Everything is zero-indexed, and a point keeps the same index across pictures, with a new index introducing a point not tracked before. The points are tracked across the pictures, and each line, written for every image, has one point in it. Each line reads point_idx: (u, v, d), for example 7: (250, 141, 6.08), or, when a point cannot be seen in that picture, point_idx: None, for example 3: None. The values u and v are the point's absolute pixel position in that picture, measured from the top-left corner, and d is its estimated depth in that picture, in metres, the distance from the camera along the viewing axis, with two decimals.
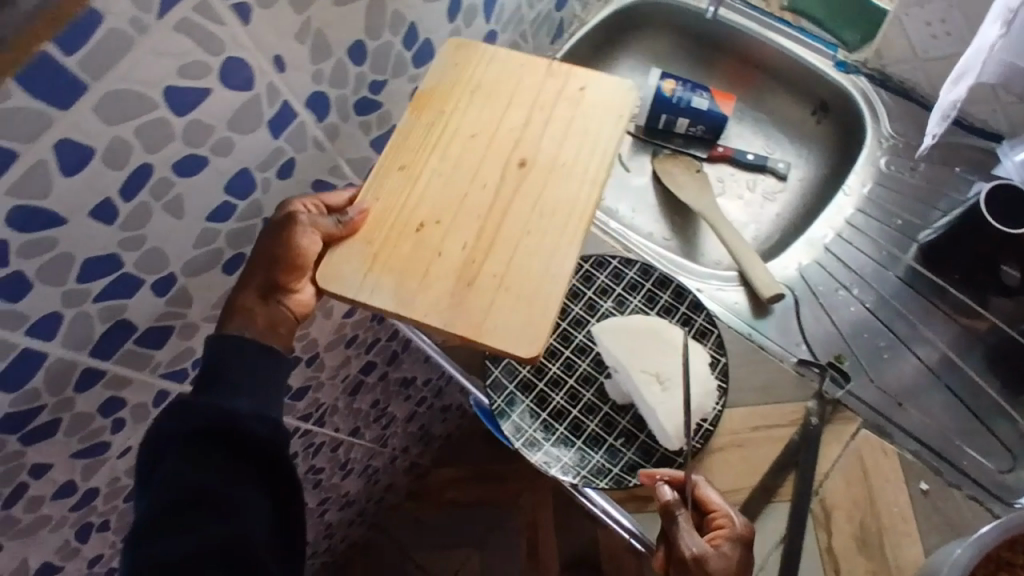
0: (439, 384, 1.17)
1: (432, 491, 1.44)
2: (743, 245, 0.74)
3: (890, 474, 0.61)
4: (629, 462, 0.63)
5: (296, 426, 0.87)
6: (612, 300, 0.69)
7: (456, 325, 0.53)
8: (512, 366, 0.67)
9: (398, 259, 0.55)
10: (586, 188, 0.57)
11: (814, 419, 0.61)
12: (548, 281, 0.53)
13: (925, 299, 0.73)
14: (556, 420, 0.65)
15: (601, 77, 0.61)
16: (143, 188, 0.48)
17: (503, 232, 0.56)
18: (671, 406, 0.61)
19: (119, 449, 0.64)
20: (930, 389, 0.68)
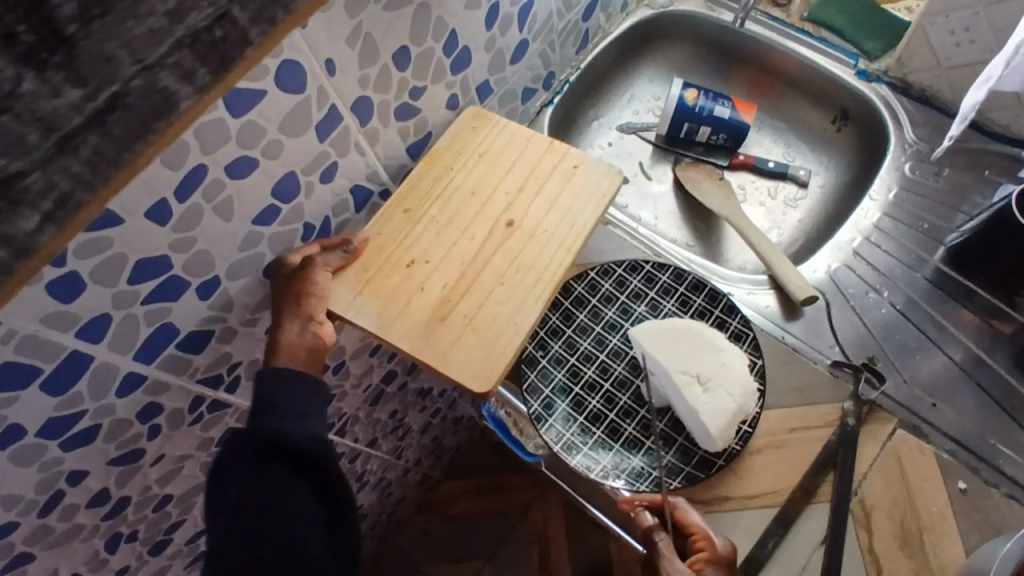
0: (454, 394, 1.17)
1: (441, 505, 1.42)
2: (771, 249, 0.75)
3: (927, 473, 0.62)
4: (669, 465, 0.63)
5: None
6: (645, 304, 0.70)
7: (421, 354, 0.56)
8: (548, 371, 0.67)
9: (384, 290, 0.58)
10: (562, 253, 0.59)
11: (850, 420, 0.63)
12: (509, 332, 0.56)
13: (954, 299, 0.74)
14: (594, 424, 0.66)
15: (598, 161, 0.64)
16: (196, 189, 0.49)
17: (482, 279, 0.59)
18: (713, 407, 0.61)
19: (152, 456, 0.63)
20: (962, 389, 0.69)
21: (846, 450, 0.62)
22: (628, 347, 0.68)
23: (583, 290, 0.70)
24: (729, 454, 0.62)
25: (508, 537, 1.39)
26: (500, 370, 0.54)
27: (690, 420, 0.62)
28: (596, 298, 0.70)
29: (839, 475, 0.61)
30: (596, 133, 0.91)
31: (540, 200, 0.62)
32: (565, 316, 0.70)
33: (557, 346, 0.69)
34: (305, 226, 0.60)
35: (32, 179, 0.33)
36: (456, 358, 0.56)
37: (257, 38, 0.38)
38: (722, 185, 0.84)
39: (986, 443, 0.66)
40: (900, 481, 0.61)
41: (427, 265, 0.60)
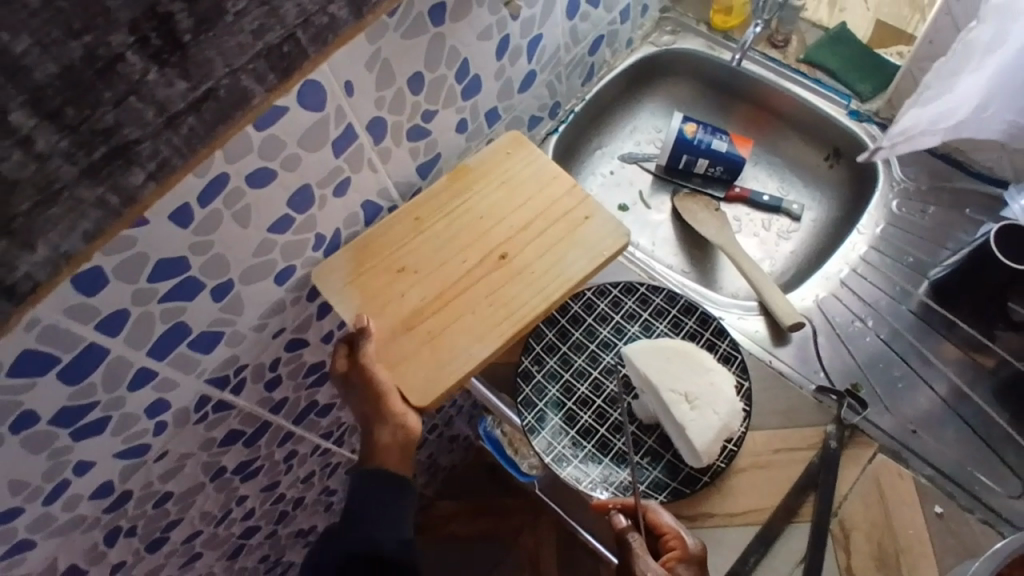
0: (450, 412, 1.19)
1: (433, 525, 1.43)
2: (761, 277, 0.78)
3: (906, 496, 0.64)
4: (656, 480, 0.66)
5: (317, 444, 0.88)
6: (638, 324, 0.72)
7: (379, 355, 0.62)
8: (542, 385, 0.70)
9: (371, 289, 0.64)
10: (536, 300, 0.63)
11: (833, 443, 0.65)
12: (459, 361, 0.61)
13: (937, 332, 0.77)
14: (585, 437, 0.68)
15: (610, 220, 0.65)
16: (218, 195, 0.53)
17: (458, 301, 0.63)
18: (700, 425, 0.63)
19: (156, 452, 0.65)
20: (943, 419, 0.71)
21: (827, 472, 0.64)
22: (621, 365, 0.71)
23: (579, 309, 0.73)
24: (714, 471, 0.64)
25: (499, 558, 1.39)
26: (434, 393, 0.60)
27: (678, 437, 0.65)
28: (592, 317, 0.73)
29: (821, 495, 0.63)
30: (598, 162, 0.94)
31: (537, 242, 0.65)
32: (561, 332, 0.72)
33: (553, 362, 0.71)
34: (316, 237, 0.63)
35: (145, 146, 0.35)
36: (404, 368, 0.62)
37: (314, 55, 0.38)
38: (717, 216, 0.87)
39: (964, 471, 0.68)
40: (879, 504, 0.64)
41: (415, 275, 0.65)
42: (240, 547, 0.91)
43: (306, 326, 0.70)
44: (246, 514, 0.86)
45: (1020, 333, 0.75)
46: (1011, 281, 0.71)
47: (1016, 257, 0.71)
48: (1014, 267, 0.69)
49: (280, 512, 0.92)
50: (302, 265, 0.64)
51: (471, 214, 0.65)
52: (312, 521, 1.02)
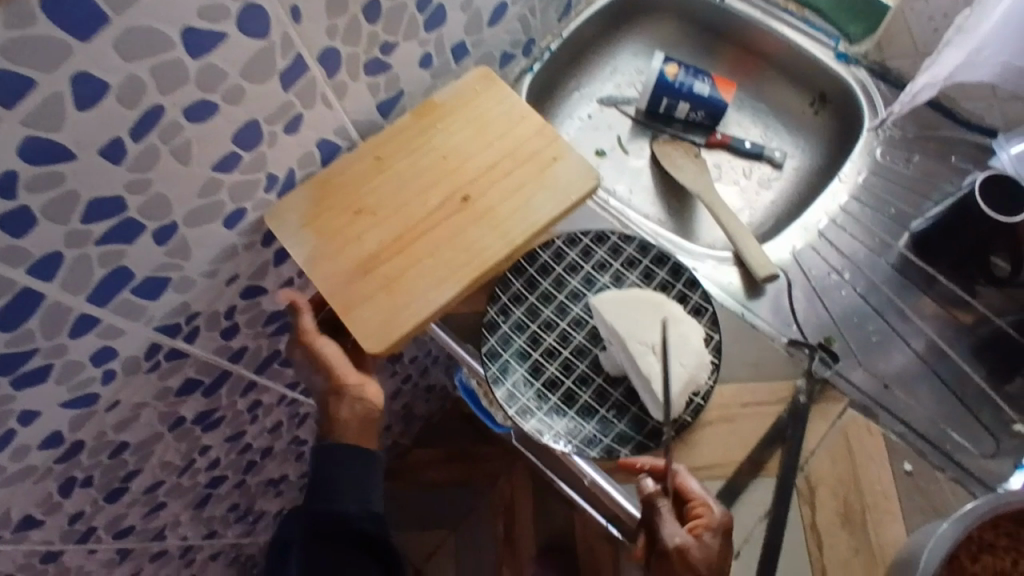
0: (425, 362, 1.17)
1: (412, 473, 1.44)
2: (738, 225, 0.76)
3: (873, 452, 0.63)
4: (620, 433, 0.64)
5: (282, 394, 0.85)
6: (609, 275, 0.70)
7: (334, 297, 0.60)
8: (508, 335, 0.68)
9: (328, 229, 0.61)
10: (500, 243, 0.60)
11: (801, 398, 0.64)
12: (420, 304, 0.59)
13: (914, 286, 0.75)
14: (550, 390, 0.66)
15: (581, 162, 0.62)
16: (154, 129, 0.49)
17: (418, 244, 0.60)
18: (665, 381, 0.62)
19: (108, 402, 0.63)
20: (919, 375, 0.70)
21: (796, 426, 0.63)
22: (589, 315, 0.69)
23: (548, 259, 0.70)
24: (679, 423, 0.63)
25: (475, 507, 1.41)
26: (392, 338, 0.58)
27: (644, 389, 0.63)
28: (561, 266, 0.70)
29: (787, 450, 0.62)
30: (575, 105, 0.90)
31: (503, 183, 0.62)
32: (530, 282, 0.70)
33: (520, 312, 0.69)
34: (268, 177, 0.59)
35: None
36: (362, 311, 0.59)
37: None
38: (697, 162, 0.84)
39: (937, 428, 0.67)
40: (847, 459, 0.63)
41: (374, 216, 0.61)
42: (208, 496, 0.89)
43: (262, 272, 0.67)
44: (211, 464, 0.84)
45: (1003, 292, 0.73)
46: (992, 233, 0.69)
47: (997, 205, 0.70)
48: (996, 217, 0.68)
49: (248, 462, 0.91)
50: (254, 207, 0.60)
51: (434, 152, 0.62)
52: (283, 470, 1.01)
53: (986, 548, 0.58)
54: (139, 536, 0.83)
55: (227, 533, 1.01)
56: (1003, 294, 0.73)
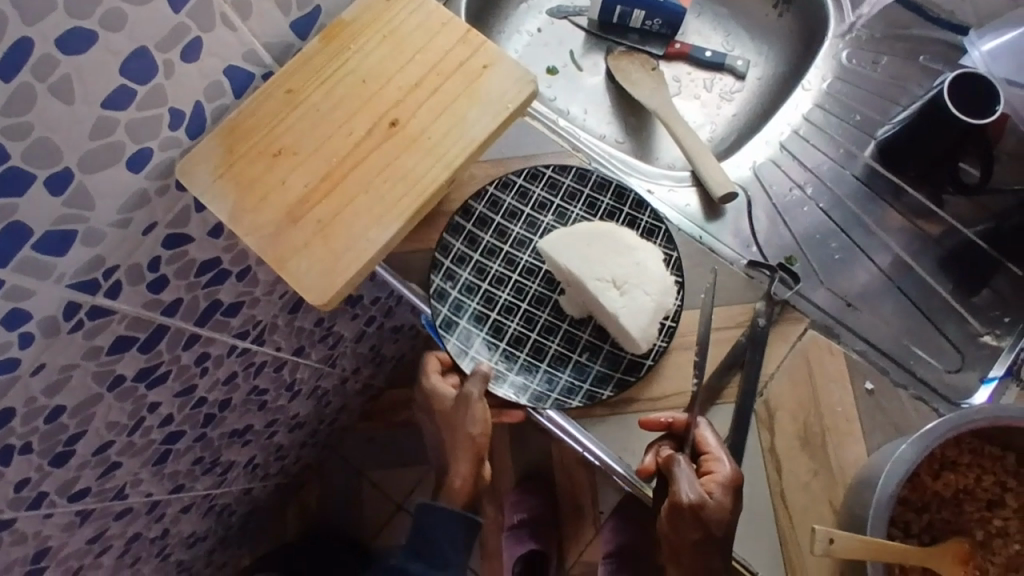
0: (388, 302, 1.14)
1: (385, 412, 1.44)
2: (698, 147, 0.87)
3: (835, 373, 0.75)
4: (598, 373, 0.77)
5: (231, 345, 0.82)
6: (551, 213, 0.80)
7: (266, 249, 0.55)
8: (461, 303, 0.78)
9: (247, 178, 0.55)
10: (439, 169, 0.55)
11: (761, 319, 0.74)
12: (360, 247, 0.54)
13: (883, 193, 0.93)
14: (517, 346, 0.78)
15: (513, 69, 0.57)
16: (24, 66, 0.43)
17: (350, 181, 0.56)
18: (629, 306, 0.72)
19: (32, 366, 0.58)
20: (883, 290, 0.90)
21: (753, 348, 0.73)
22: (540, 260, 0.80)
23: (482, 211, 0.79)
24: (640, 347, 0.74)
25: None
26: (337, 287, 0.54)
27: (611, 322, 0.74)
28: (500, 216, 0.80)
29: (747, 372, 0.73)
30: (526, 18, 0.99)
31: (432, 101, 0.56)
32: (470, 240, 0.79)
33: (466, 274, 0.79)
34: (171, 113, 0.54)
35: None
36: (299, 263, 0.55)
37: None
38: (653, 75, 0.94)
39: (901, 343, 0.87)
40: (788, 368, 0.75)
41: (295, 156, 0.56)
42: (168, 452, 0.87)
43: (184, 219, 0.62)
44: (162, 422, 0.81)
45: (967, 199, 0.92)
46: (960, 135, 0.85)
47: (967, 109, 0.85)
48: (963, 119, 0.83)
49: (206, 415, 0.88)
50: (161, 147, 0.55)
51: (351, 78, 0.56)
52: (247, 421, 0.99)
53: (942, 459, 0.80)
54: (98, 499, 0.81)
55: (195, 486, 0.99)
56: (967, 200, 0.92)
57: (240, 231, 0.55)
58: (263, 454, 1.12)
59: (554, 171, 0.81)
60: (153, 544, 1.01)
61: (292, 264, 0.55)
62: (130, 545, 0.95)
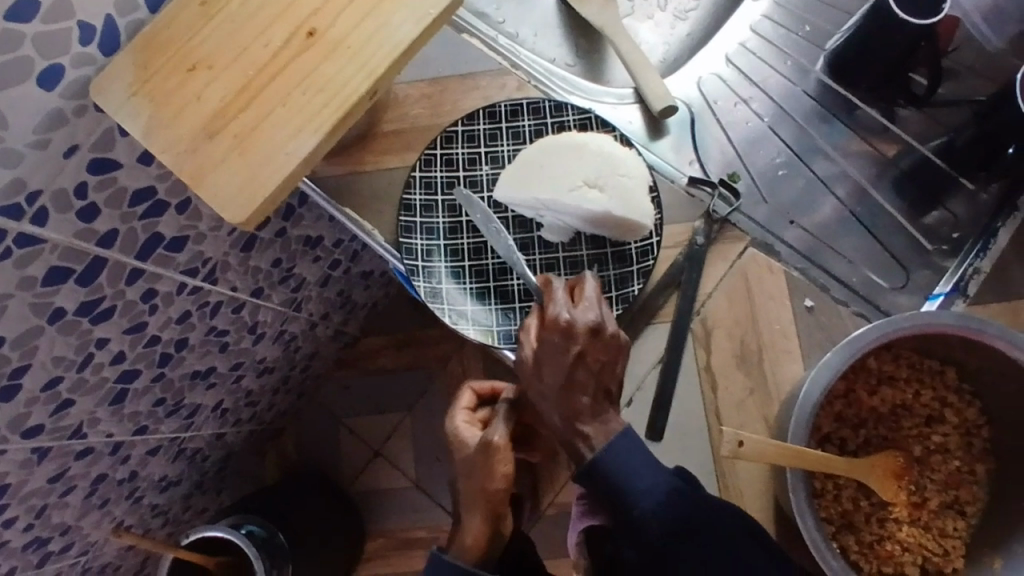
0: (352, 246, 1.13)
1: (362, 359, 1.46)
2: (641, 67, 0.92)
3: (774, 292, 0.76)
4: (613, 275, 0.75)
5: (181, 283, 0.81)
6: (486, 164, 0.77)
7: (184, 166, 0.53)
8: (460, 287, 0.77)
9: (162, 93, 0.54)
10: (359, 77, 0.53)
11: (700, 239, 0.76)
12: (279, 161, 0.53)
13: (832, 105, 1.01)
14: (531, 297, 0.76)
15: None
16: None
17: (267, 94, 0.54)
18: (615, 198, 0.72)
19: None
20: (847, 222, 0.94)
21: (691, 271, 0.75)
22: (499, 211, 0.77)
23: (423, 199, 0.76)
24: (620, 250, 0.75)
25: (426, 386, 1.44)
26: (255, 202, 0.52)
27: (601, 222, 0.73)
28: (442, 193, 0.77)
29: (683, 293, 0.75)
30: None
31: (352, 7, 0.54)
32: (428, 233, 0.77)
33: (445, 260, 0.77)
34: (80, 26, 0.52)
35: None
36: (217, 179, 0.53)
37: None
38: None
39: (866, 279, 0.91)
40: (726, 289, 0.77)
41: (212, 71, 0.54)
42: (124, 392, 0.86)
43: (107, 143, 0.60)
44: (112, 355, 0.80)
45: (916, 112, 0.99)
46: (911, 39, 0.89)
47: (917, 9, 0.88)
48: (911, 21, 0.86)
49: (162, 355, 0.88)
50: (74, 64, 0.54)
51: None
52: (208, 363, 0.98)
53: (883, 377, 0.82)
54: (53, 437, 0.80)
55: (160, 428, 0.99)
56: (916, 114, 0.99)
57: (156, 149, 0.53)
58: (230, 400, 1.12)
59: (464, 124, 0.77)
60: (121, 486, 1.02)
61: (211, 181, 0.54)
62: (95, 486, 0.96)
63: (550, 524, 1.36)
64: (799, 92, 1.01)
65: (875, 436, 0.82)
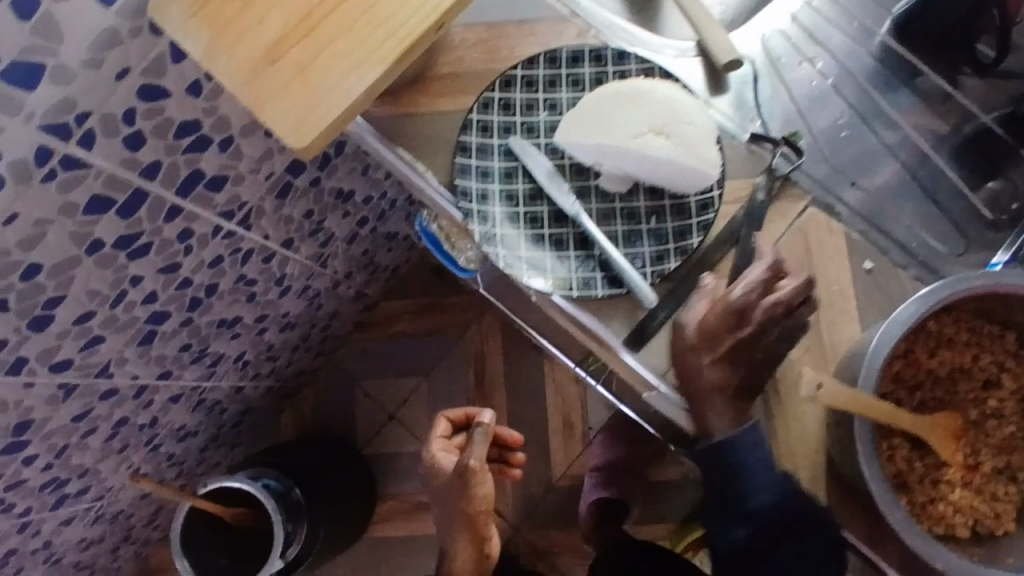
0: (381, 204, 1.13)
1: (380, 323, 1.45)
2: (704, 14, 0.78)
3: (834, 250, 0.72)
4: (673, 228, 0.71)
5: (216, 225, 0.80)
6: (544, 109, 0.74)
7: (244, 92, 0.52)
8: (514, 233, 0.72)
9: (224, 15, 0.52)
10: (425, 9, 0.51)
11: (760, 195, 0.70)
12: (341, 90, 0.51)
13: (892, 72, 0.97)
14: (587, 245, 0.72)
15: None
16: None
17: (328, 23, 0.52)
18: (682, 144, 0.69)
19: (3, 214, 0.56)
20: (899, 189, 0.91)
21: (748, 227, 0.70)
22: (556, 157, 0.73)
23: (479, 141, 0.73)
24: (679, 202, 0.71)
25: (444, 353, 1.44)
26: (315, 130, 0.51)
27: (665, 170, 0.70)
28: (499, 136, 0.73)
29: (739, 250, 0.69)
30: None
31: None
32: (483, 176, 0.73)
33: (499, 204, 0.73)
34: None
35: None
36: (277, 106, 0.52)
37: None
38: None
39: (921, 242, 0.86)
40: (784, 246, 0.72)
41: None
42: (153, 334, 0.86)
43: (158, 68, 0.59)
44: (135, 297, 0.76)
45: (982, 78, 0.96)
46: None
47: None
48: None
49: (192, 299, 0.87)
50: None
51: None
52: (235, 312, 0.98)
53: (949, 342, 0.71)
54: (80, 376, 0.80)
55: (183, 375, 0.99)
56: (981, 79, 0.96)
57: (217, 71, 0.52)
58: (252, 352, 1.11)
59: (523, 68, 0.74)
60: (141, 432, 1.01)
61: (270, 108, 0.53)
62: (117, 430, 0.95)
63: (562, 497, 1.36)
64: (861, 53, 0.97)
65: (931, 399, 0.72)
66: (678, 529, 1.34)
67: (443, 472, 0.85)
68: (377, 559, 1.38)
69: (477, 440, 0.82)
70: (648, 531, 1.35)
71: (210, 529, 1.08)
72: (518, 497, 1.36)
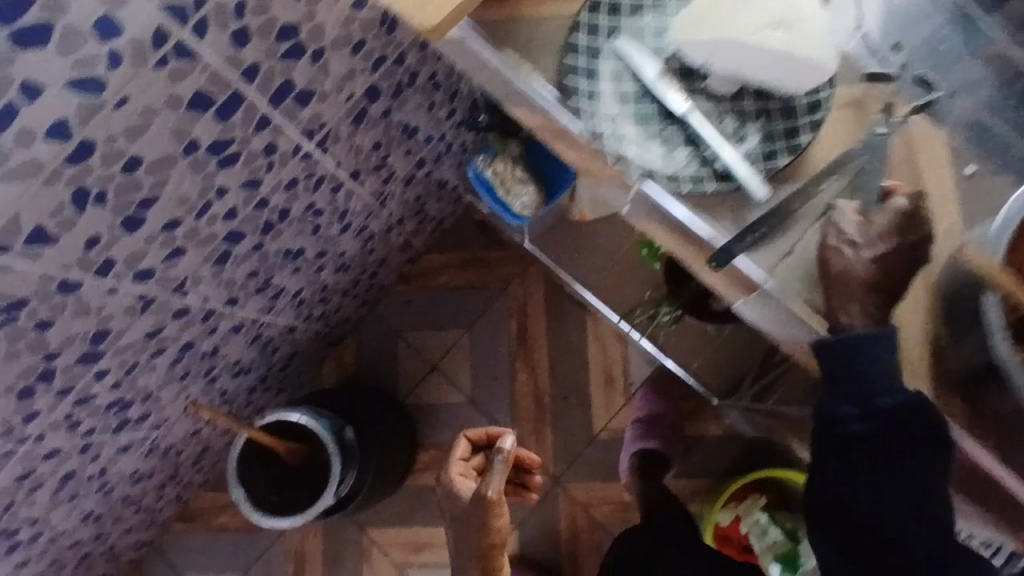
0: (439, 147, 1.14)
1: (424, 276, 1.46)
2: None
3: (939, 158, 0.66)
4: (789, 126, 0.64)
5: (297, 144, 0.81)
6: (649, 10, 0.66)
7: None
8: (620, 133, 0.65)
9: None
10: None
11: (881, 108, 0.64)
12: None
13: None
14: (697, 145, 0.64)
15: None
16: None
17: None
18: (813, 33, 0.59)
19: (117, 96, 0.57)
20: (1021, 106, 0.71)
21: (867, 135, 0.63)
22: (663, 55, 0.65)
23: (587, 43, 0.65)
24: (786, 104, 0.64)
25: (486, 307, 1.45)
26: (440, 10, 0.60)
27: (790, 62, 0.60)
28: (606, 38, 0.65)
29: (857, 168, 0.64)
30: None
31: None
32: (589, 76, 0.65)
33: (602, 104, 0.65)
34: None
35: None
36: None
37: None
38: None
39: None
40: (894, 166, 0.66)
41: None
42: (228, 254, 0.86)
43: None
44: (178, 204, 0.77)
45: None
46: None
47: None
48: None
49: (266, 222, 0.88)
50: None
51: None
52: (300, 243, 0.99)
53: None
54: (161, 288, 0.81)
55: (247, 304, 1.00)
56: None
57: None
58: (309, 290, 1.13)
59: None
60: (202, 361, 1.02)
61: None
62: (182, 354, 0.96)
63: (602, 449, 1.38)
64: None
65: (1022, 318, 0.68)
66: (716, 483, 1.35)
67: (461, 497, 0.89)
68: (418, 506, 1.39)
69: (495, 470, 0.85)
70: (682, 486, 1.36)
71: (262, 468, 1.09)
72: (560, 449, 1.39)
